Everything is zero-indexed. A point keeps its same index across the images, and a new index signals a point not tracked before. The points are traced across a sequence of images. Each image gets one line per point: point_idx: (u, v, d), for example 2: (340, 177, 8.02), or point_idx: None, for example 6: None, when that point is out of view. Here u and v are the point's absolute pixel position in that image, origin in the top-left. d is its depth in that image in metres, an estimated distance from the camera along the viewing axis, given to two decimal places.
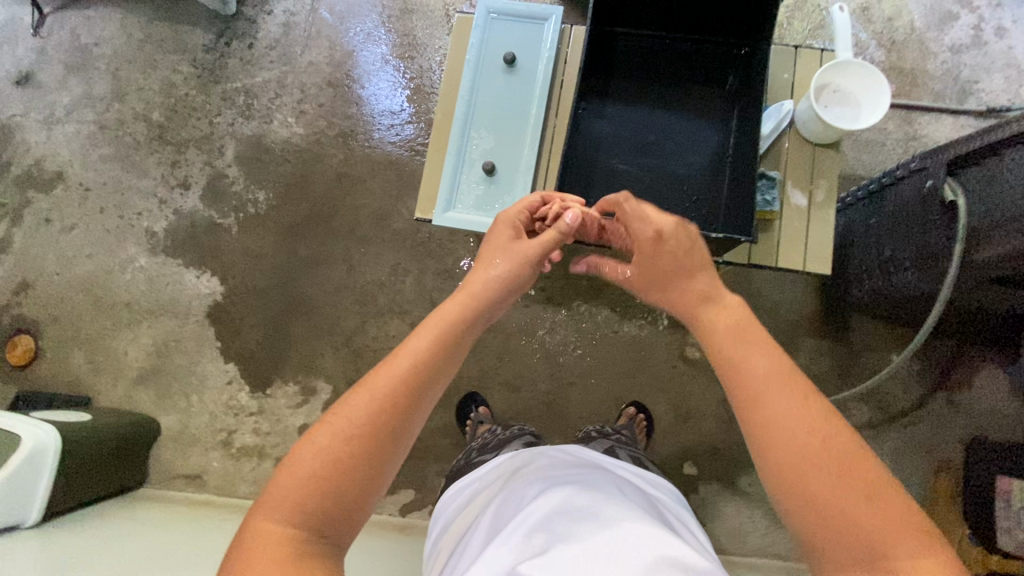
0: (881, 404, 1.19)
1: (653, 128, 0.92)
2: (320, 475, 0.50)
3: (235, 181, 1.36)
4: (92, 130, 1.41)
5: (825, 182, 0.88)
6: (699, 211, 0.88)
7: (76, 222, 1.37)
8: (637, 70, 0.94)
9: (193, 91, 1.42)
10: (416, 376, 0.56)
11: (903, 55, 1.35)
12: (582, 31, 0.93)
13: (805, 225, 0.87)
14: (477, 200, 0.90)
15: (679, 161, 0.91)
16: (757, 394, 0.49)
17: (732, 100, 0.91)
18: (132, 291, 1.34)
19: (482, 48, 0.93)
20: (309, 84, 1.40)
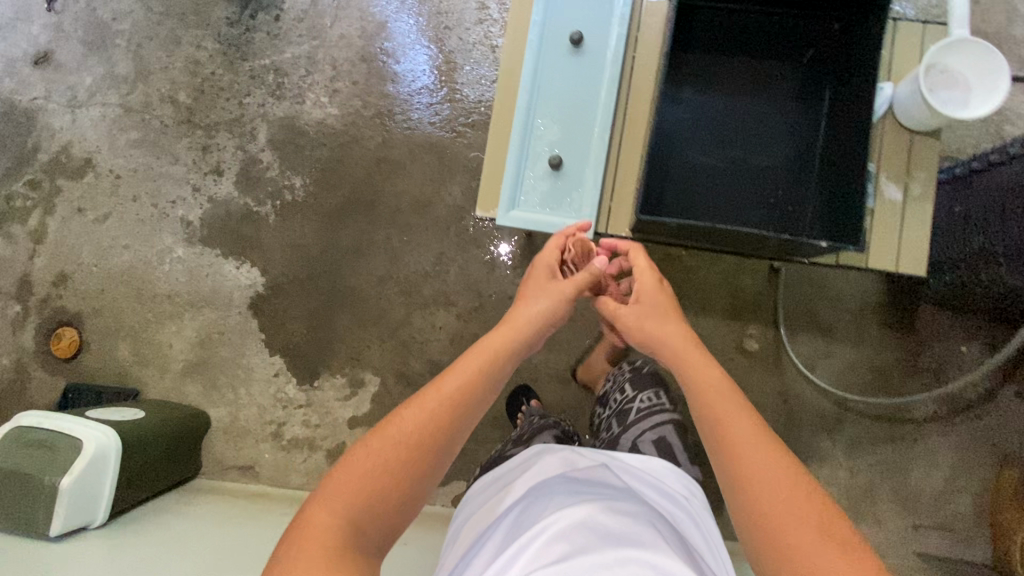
0: (947, 396, 1.15)
1: (733, 115, 0.85)
2: (370, 476, 0.56)
3: (269, 166, 1.31)
4: (118, 113, 1.35)
5: (922, 174, 0.80)
6: (785, 210, 0.83)
7: (109, 212, 1.34)
8: (715, 50, 0.86)
9: (219, 69, 1.34)
10: (460, 403, 0.63)
11: (988, 17, 1.23)
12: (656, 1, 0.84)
13: (899, 221, 0.81)
14: (543, 198, 0.84)
15: (762, 155, 0.85)
16: (738, 451, 0.58)
17: (821, 83, 0.84)
18: (172, 282, 1.31)
19: (547, 25, 0.84)
20: (341, 60, 1.32)
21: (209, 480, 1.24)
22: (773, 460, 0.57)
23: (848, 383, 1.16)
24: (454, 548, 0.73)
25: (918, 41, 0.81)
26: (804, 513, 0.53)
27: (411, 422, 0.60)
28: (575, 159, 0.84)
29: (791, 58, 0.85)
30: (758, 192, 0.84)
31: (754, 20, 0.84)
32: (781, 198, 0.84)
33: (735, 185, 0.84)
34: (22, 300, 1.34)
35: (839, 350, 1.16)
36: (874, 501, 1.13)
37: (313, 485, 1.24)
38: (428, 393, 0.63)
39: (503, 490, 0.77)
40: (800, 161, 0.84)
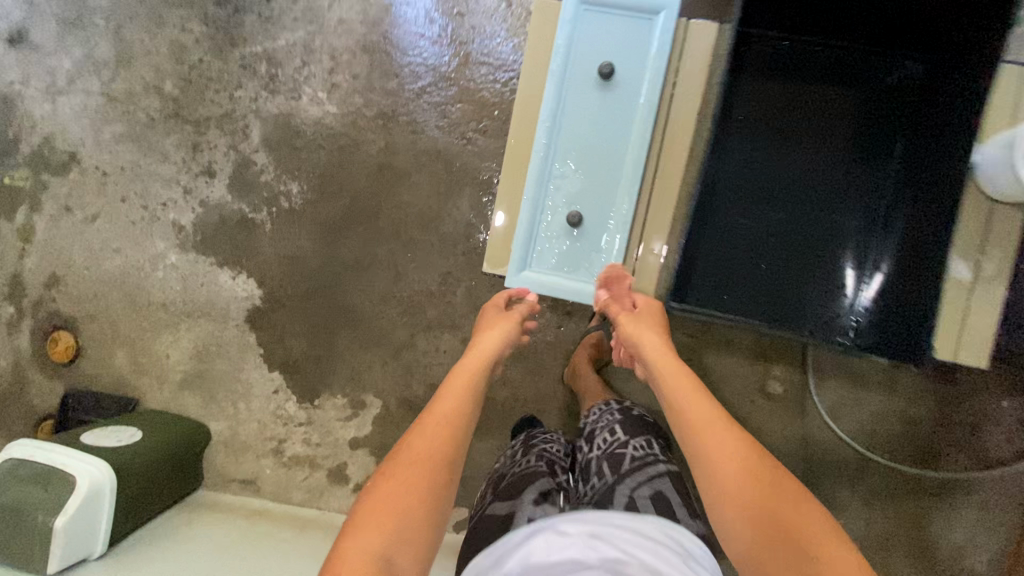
0: (979, 451, 1.06)
1: (784, 170, 0.86)
2: (391, 500, 0.55)
3: (264, 169, 1.20)
4: (101, 103, 1.24)
5: (998, 253, 0.74)
6: (828, 283, 0.86)
7: (98, 212, 1.26)
8: (768, 107, 0.86)
9: (207, 56, 1.21)
10: (460, 420, 0.64)
11: None
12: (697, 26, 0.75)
13: (966, 307, 0.75)
14: (562, 257, 0.81)
15: (809, 223, 0.87)
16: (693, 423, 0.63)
17: (874, 144, 0.85)
18: (167, 290, 1.25)
19: (570, 59, 0.76)
20: (341, 49, 1.17)
21: (212, 492, 1.24)
22: (724, 430, 0.61)
23: (872, 434, 1.09)
24: None
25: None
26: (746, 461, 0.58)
27: (421, 444, 0.60)
28: (598, 216, 0.79)
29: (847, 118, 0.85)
30: (801, 262, 0.87)
31: (812, 77, 0.85)
32: (823, 269, 0.86)
33: (777, 256, 0.87)
34: (16, 301, 1.29)
35: (868, 399, 1.08)
36: (888, 553, 1.09)
37: (315, 502, 1.23)
38: (430, 417, 0.64)
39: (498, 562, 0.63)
40: (850, 230, 0.86)
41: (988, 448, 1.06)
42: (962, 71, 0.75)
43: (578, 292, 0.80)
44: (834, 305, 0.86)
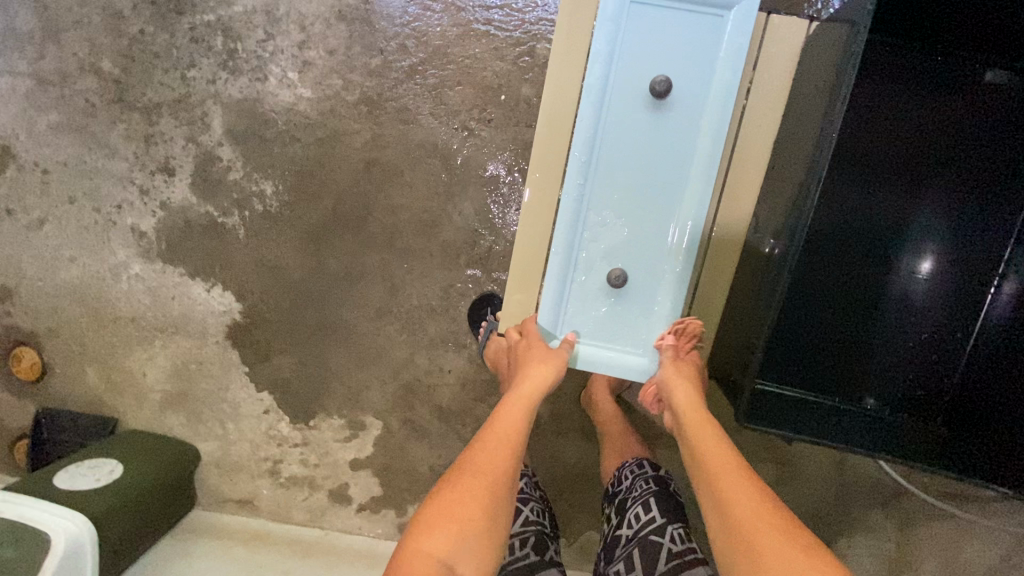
0: None
1: (879, 212, 0.78)
2: (455, 508, 0.57)
3: (230, 166, 1.03)
4: (30, 86, 1.05)
5: None
6: (916, 340, 0.80)
7: (44, 216, 1.10)
8: (863, 150, 0.76)
9: (150, 27, 1.00)
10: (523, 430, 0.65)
11: None
12: (777, 25, 0.70)
13: None
14: (596, 320, 0.74)
15: (907, 279, 0.79)
16: (715, 469, 0.61)
17: (979, 187, 0.77)
18: (135, 303, 1.11)
19: (618, 73, 0.67)
20: (311, 16, 0.97)
21: (206, 514, 1.16)
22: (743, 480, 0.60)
23: None
24: None
25: None
26: (766, 514, 0.56)
27: (479, 458, 0.62)
28: (640, 275, 0.72)
29: (945, 152, 0.76)
30: (898, 325, 0.80)
31: (912, 111, 0.75)
32: (919, 331, 0.80)
33: (862, 308, 0.80)
34: None
35: None
36: None
37: (316, 522, 1.16)
38: (497, 425, 0.65)
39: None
40: (940, 283, 0.79)
41: None
42: None
43: (614, 354, 0.74)
44: (926, 368, 0.81)
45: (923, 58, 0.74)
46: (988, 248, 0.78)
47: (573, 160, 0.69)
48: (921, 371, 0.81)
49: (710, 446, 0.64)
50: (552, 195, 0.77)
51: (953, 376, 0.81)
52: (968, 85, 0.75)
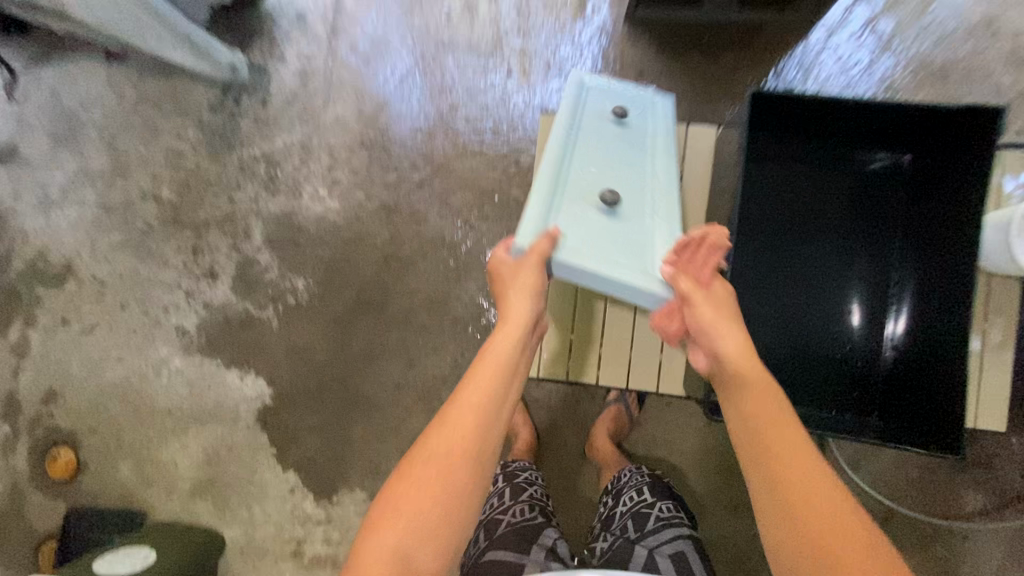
0: (997, 487, 1.07)
1: (793, 257, 0.88)
2: (430, 500, 0.52)
3: (268, 268, 1.21)
4: (97, 213, 1.24)
5: (1001, 320, 0.78)
6: (851, 363, 0.87)
7: (96, 322, 1.24)
8: (768, 211, 0.89)
9: (204, 161, 1.23)
10: (503, 384, 0.59)
11: None
12: (697, 131, 0.92)
13: (978, 374, 0.77)
14: (591, 234, 0.69)
15: (822, 315, 0.87)
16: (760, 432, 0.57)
17: (873, 228, 0.87)
18: (173, 396, 1.22)
19: (585, 101, 0.82)
20: (339, 146, 1.20)
21: None
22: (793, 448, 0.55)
23: (893, 482, 1.09)
24: None
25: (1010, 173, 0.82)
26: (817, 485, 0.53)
27: (440, 440, 0.55)
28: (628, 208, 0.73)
29: (836, 204, 0.88)
30: (819, 360, 0.87)
31: (807, 177, 0.88)
32: (838, 369, 0.87)
33: (796, 339, 0.87)
34: (9, 420, 1.24)
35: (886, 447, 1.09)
36: None
37: None
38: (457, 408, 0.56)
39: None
40: (863, 312, 0.87)
41: (1003, 482, 1.07)
42: (961, 163, 0.76)
43: (615, 266, 0.67)
44: (866, 386, 0.86)
45: (806, 139, 0.87)
46: (888, 297, 0.86)
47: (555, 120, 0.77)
48: (863, 390, 0.86)
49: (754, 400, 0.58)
50: None
51: (873, 414, 0.86)
52: (846, 156, 0.88)
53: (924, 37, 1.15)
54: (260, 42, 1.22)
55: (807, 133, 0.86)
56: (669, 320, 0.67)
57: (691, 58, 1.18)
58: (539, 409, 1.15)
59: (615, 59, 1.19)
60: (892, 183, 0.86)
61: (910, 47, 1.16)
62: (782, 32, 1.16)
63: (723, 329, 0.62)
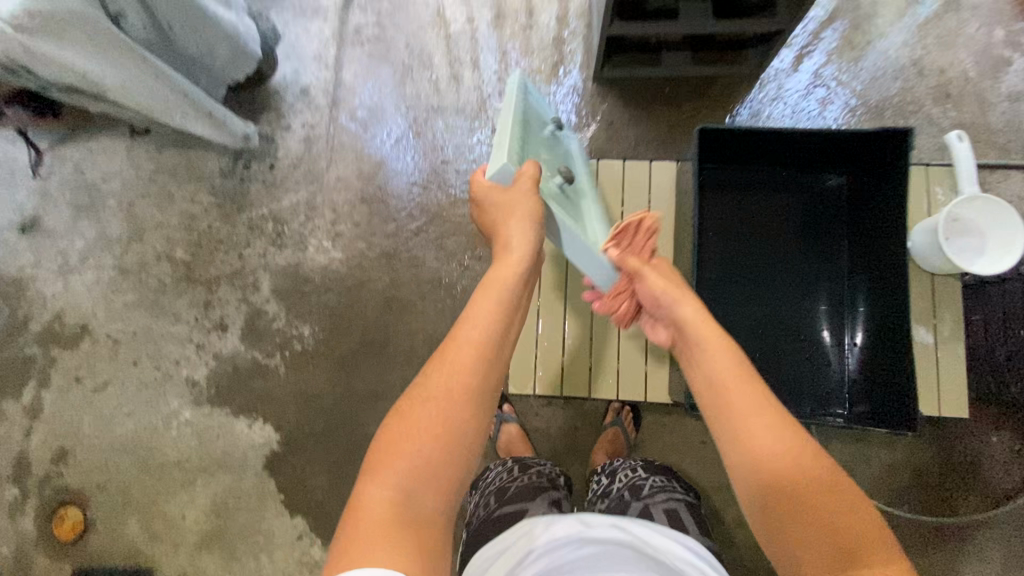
0: (986, 488, 1.10)
1: (754, 271, 0.97)
2: (433, 446, 0.51)
3: (275, 317, 1.28)
4: (113, 275, 1.32)
5: (947, 316, 0.87)
6: (818, 363, 0.94)
7: (109, 379, 1.29)
8: (726, 231, 0.98)
9: (216, 222, 1.32)
10: (498, 316, 0.59)
11: (949, 93, 1.29)
12: (661, 166, 1.04)
13: (933, 365, 0.87)
14: (557, 200, 0.81)
15: (785, 321, 0.96)
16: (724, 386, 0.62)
17: (822, 240, 0.97)
18: (182, 448, 1.25)
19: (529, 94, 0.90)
20: (341, 202, 1.31)
21: None
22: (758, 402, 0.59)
23: (887, 488, 1.12)
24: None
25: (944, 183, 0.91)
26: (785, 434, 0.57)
27: (438, 378, 0.54)
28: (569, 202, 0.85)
29: (787, 221, 0.98)
30: (787, 363, 0.95)
31: (758, 199, 0.98)
32: (804, 370, 0.95)
33: (765, 343, 0.95)
34: (20, 481, 1.26)
35: (875, 455, 1.13)
36: None
37: None
38: (453, 344, 0.57)
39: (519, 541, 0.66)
40: (822, 316, 0.95)
41: (990, 482, 1.10)
42: (887, 180, 0.86)
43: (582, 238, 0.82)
44: (834, 383, 0.94)
45: (752, 167, 0.97)
46: (842, 300, 0.95)
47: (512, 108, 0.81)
48: (830, 386, 0.94)
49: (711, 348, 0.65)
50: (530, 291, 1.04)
51: (842, 408, 0.93)
52: (791, 179, 0.97)
53: (858, 81, 1.31)
54: (269, 114, 1.35)
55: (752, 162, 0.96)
56: (617, 298, 0.82)
57: (656, 109, 1.32)
58: (539, 437, 1.19)
59: (588, 113, 1.33)
60: (834, 200, 0.96)
61: (847, 90, 1.31)
62: (732, 82, 1.31)
63: (672, 292, 0.73)
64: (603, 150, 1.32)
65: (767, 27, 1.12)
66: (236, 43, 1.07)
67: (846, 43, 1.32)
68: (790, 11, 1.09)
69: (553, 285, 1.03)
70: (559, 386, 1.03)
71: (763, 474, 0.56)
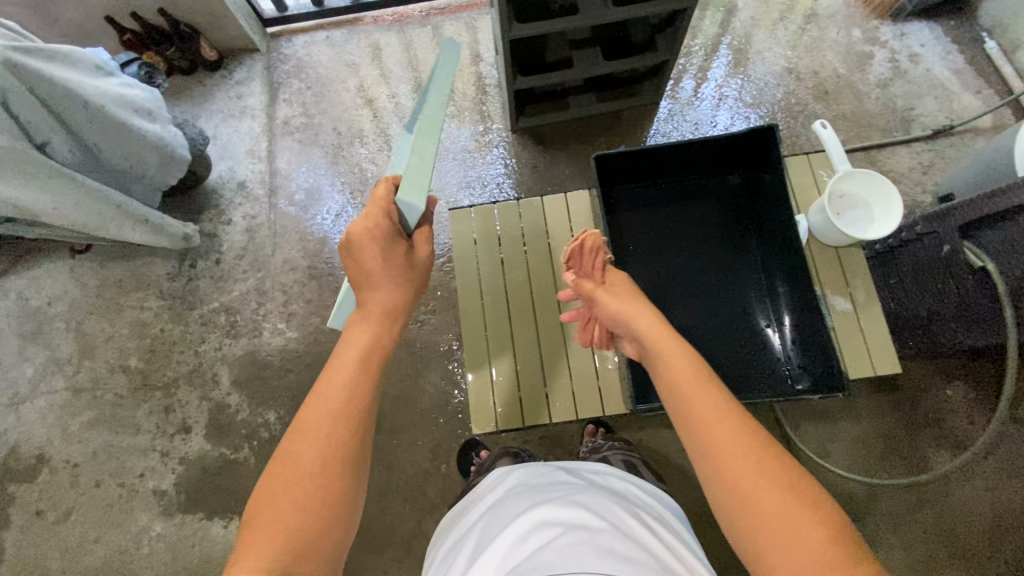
0: (953, 440, 1.14)
1: (678, 275, 1.03)
2: (301, 522, 0.52)
3: (238, 408, 1.26)
4: (67, 397, 1.29)
5: (859, 282, 0.99)
6: (757, 347, 0.99)
7: (71, 507, 1.23)
8: (646, 243, 1.05)
9: (168, 324, 1.33)
10: (362, 373, 0.63)
11: (827, 89, 1.44)
12: (577, 195, 1.14)
13: (858, 326, 0.97)
14: None
15: (718, 315, 1.01)
16: (685, 390, 0.61)
17: (732, 234, 1.04)
18: (156, 565, 1.19)
19: None
20: (290, 283, 1.34)
21: None
22: (720, 407, 0.58)
23: (863, 460, 1.15)
24: (461, 552, 0.58)
25: (806, 168, 1.06)
26: (749, 440, 0.55)
27: (307, 451, 0.56)
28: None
29: (698, 224, 1.05)
30: (731, 355, 0.99)
31: (668, 210, 1.06)
32: (745, 356, 0.99)
33: (704, 338, 1.00)
34: None
35: (843, 430, 1.16)
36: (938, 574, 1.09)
37: None
38: (318, 409, 0.59)
39: (463, 519, 0.70)
40: (749, 303, 1.01)
41: (957, 433, 1.14)
42: (772, 173, 0.95)
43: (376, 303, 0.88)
44: (775, 364, 0.98)
45: (654, 183, 1.06)
46: (763, 286, 1.01)
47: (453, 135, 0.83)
48: (772, 367, 0.98)
49: (671, 358, 0.65)
50: (476, 331, 1.09)
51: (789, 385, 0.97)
52: (691, 187, 1.06)
53: (747, 92, 1.45)
54: (210, 213, 1.39)
55: (653, 178, 1.05)
56: (588, 327, 0.92)
57: (574, 146, 1.42)
58: None
59: (512, 160, 1.43)
60: (733, 197, 1.05)
61: (739, 101, 1.44)
62: (637, 112, 1.43)
63: (618, 308, 0.74)
64: (533, 191, 1.40)
65: (652, 61, 1.25)
66: (165, 150, 1.11)
67: (729, 63, 1.47)
68: (668, 45, 1.23)
69: (498, 321, 1.09)
70: (521, 416, 1.05)
71: (732, 481, 0.54)
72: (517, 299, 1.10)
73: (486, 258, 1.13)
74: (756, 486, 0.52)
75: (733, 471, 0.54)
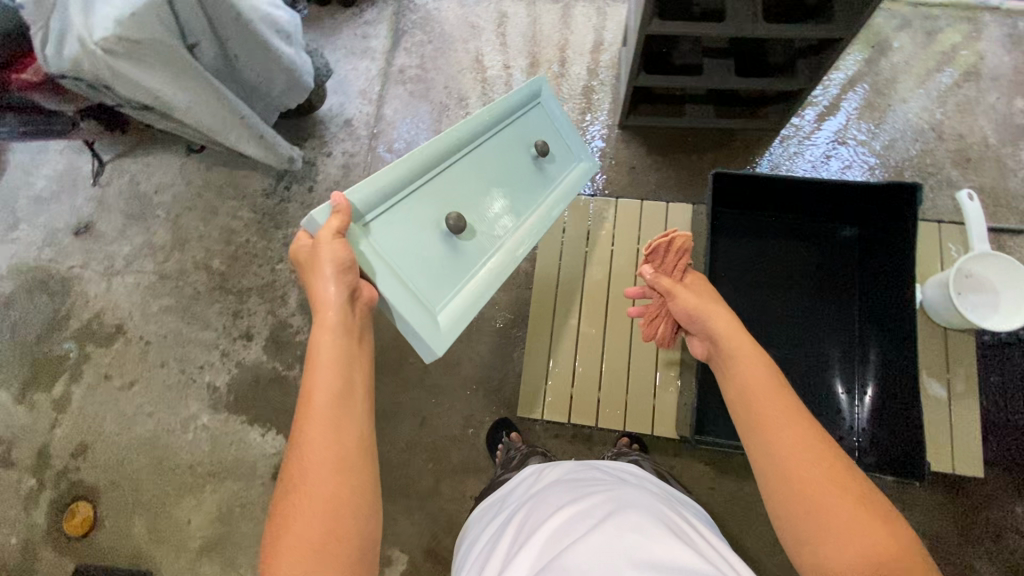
0: (1010, 561, 1.05)
1: (767, 313, 0.99)
2: (317, 529, 0.51)
3: (298, 330, 1.33)
4: (152, 280, 1.40)
5: (961, 370, 0.92)
6: (829, 407, 0.94)
7: (135, 378, 1.34)
8: (741, 274, 1.01)
9: (253, 237, 1.40)
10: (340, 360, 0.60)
11: (970, 158, 1.31)
12: (680, 209, 1.11)
13: (949, 416, 0.91)
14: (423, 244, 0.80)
15: (797, 364, 0.96)
16: (754, 391, 0.59)
17: (833, 287, 0.99)
18: (196, 452, 1.28)
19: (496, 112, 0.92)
20: None
21: None
22: (788, 412, 0.56)
23: None
24: (497, 543, 0.59)
25: (936, 236, 0.98)
26: (816, 446, 0.53)
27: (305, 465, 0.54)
28: (473, 242, 0.86)
29: (800, 268, 1.00)
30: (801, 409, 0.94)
31: (771, 246, 1.01)
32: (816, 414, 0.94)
33: None
34: (38, 473, 1.29)
35: None
36: None
37: None
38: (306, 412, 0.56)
39: (505, 503, 0.71)
40: (834, 361, 0.96)
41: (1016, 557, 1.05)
42: (901, 234, 0.88)
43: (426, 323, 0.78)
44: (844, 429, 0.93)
45: (764, 214, 1.02)
46: (853, 349, 0.96)
47: (424, 147, 0.81)
48: (842, 431, 0.93)
49: (746, 361, 0.62)
50: (543, 318, 1.09)
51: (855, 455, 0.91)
52: (802, 230, 1.01)
53: (877, 140, 1.34)
54: (313, 141, 1.45)
55: (767, 209, 1.00)
56: (652, 324, 0.86)
57: (679, 156, 1.38)
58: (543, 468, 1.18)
59: (612, 155, 1.39)
60: (844, 250, 0.99)
61: (865, 148, 1.34)
62: (752, 135, 1.37)
63: (699, 310, 0.70)
64: (625, 191, 1.37)
65: (789, 86, 1.17)
66: (293, 73, 1.15)
67: (867, 106, 1.37)
68: (810, 71, 1.14)
69: (567, 314, 1.09)
70: (567, 411, 1.05)
71: (799, 487, 0.51)
72: (592, 295, 1.09)
73: (570, 248, 1.12)
74: (822, 490, 0.51)
75: (799, 472, 0.52)
